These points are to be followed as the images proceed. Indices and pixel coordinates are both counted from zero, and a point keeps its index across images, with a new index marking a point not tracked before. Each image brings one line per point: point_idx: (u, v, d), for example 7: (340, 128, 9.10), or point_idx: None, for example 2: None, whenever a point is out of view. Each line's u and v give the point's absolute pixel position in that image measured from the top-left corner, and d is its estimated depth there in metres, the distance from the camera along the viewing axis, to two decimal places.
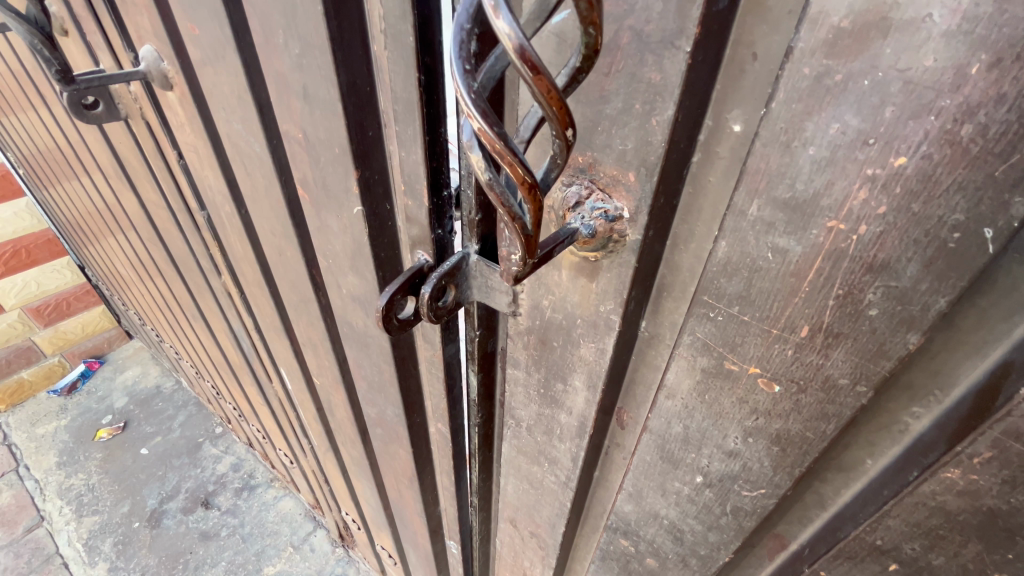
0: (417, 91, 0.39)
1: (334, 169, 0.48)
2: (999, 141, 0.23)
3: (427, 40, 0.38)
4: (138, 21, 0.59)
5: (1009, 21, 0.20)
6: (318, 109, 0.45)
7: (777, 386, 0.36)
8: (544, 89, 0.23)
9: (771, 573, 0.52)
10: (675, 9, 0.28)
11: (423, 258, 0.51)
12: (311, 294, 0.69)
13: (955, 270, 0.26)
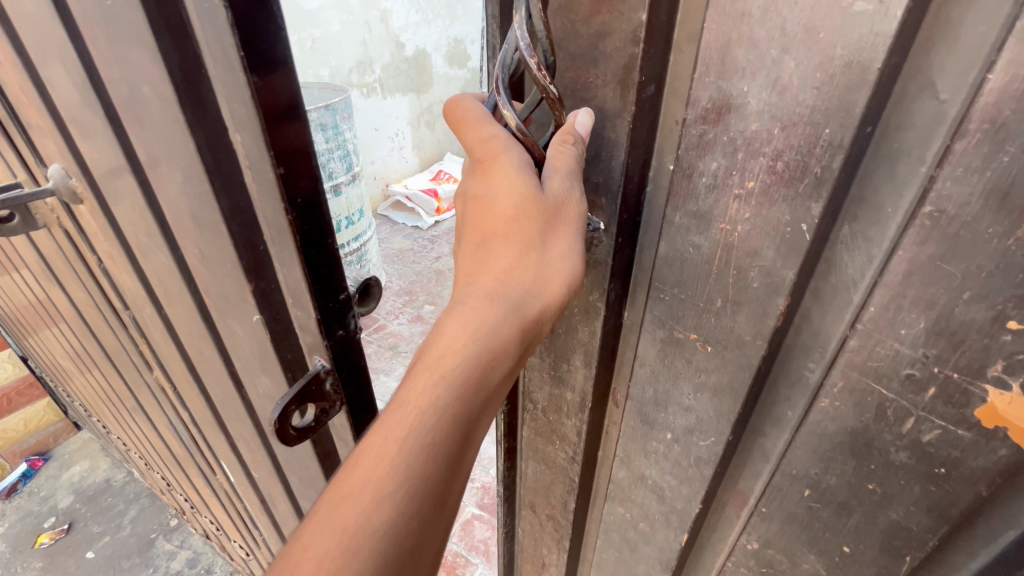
0: (289, 223, 0.57)
1: (230, 278, 0.67)
2: (795, 171, 0.38)
3: (294, 187, 0.55)
4: (47, 146, 0.78)
5: (786, 105, 0.37)
6: (209, 230, 0.63)
7: (709, 346, 0.51)
8: (530, 143, 0.43)
9: (737, 533, 0.62)
10: (620, 92, 0.46)
11: (322, 363, 0.71)
12: (236, 393, 0.89)
13: (795, 251, 0.41)
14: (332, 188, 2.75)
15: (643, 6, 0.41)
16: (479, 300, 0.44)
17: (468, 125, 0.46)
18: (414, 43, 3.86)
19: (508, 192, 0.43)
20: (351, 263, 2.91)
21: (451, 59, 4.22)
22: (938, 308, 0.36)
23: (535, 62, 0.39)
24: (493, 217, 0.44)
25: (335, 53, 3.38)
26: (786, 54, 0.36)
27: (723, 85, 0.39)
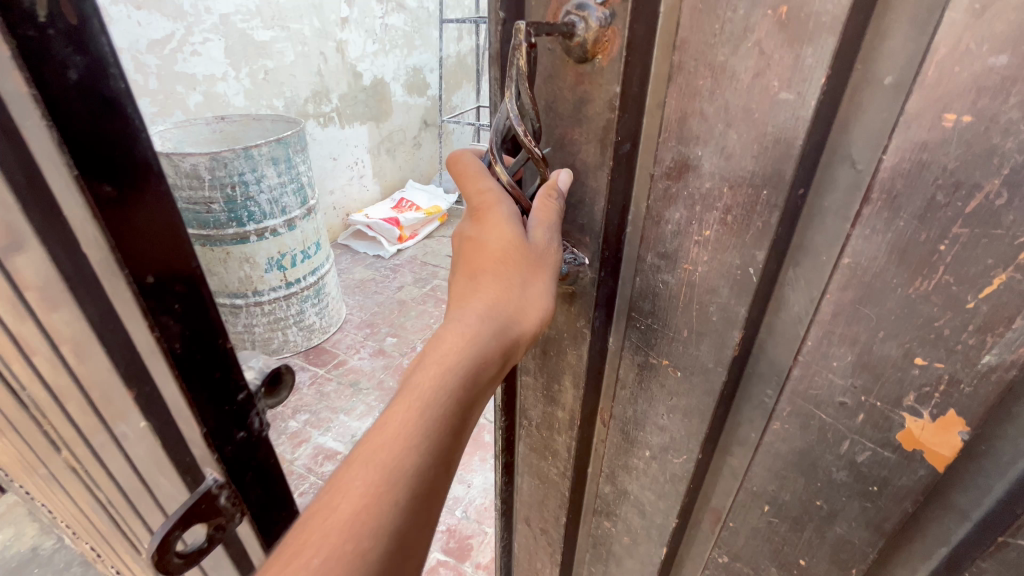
0: (155, 325, 0.59)
1: (110, 376, 0.64)
2: (743, 225, 0.45)
3: (159, 291, 0.58)
4: None
5: (733, 168, 0.44)
6: (78, 330, 0.60)
7: (679, 371, 0.57)
8: (517, 195, 0.51)
9: (711, 548, 0.67)
10: (601, 149, 0.53)
11: (213, 477, 0.73)
12: (120, 490, 0.91)
13: (746, 291, 0.47)
14: (284, 221, 2.50)
15: (616, 81, 0.48)
16: (471, 326, 0.50)
17: (470, 178, 0.53)
18: (371, 72, 3.93)
19: (498, 235, 0.49)
20: (308, 297, 2.70)
21: (410, 88, 4.33)
22: (863, 345, 0.41)
23: (523, 130, 0.47)
24: (483, 255, 0.51)
25: (290, 83, 3.36)
26: (731, 127, 0.42)
27: (682, 150, 0.47)
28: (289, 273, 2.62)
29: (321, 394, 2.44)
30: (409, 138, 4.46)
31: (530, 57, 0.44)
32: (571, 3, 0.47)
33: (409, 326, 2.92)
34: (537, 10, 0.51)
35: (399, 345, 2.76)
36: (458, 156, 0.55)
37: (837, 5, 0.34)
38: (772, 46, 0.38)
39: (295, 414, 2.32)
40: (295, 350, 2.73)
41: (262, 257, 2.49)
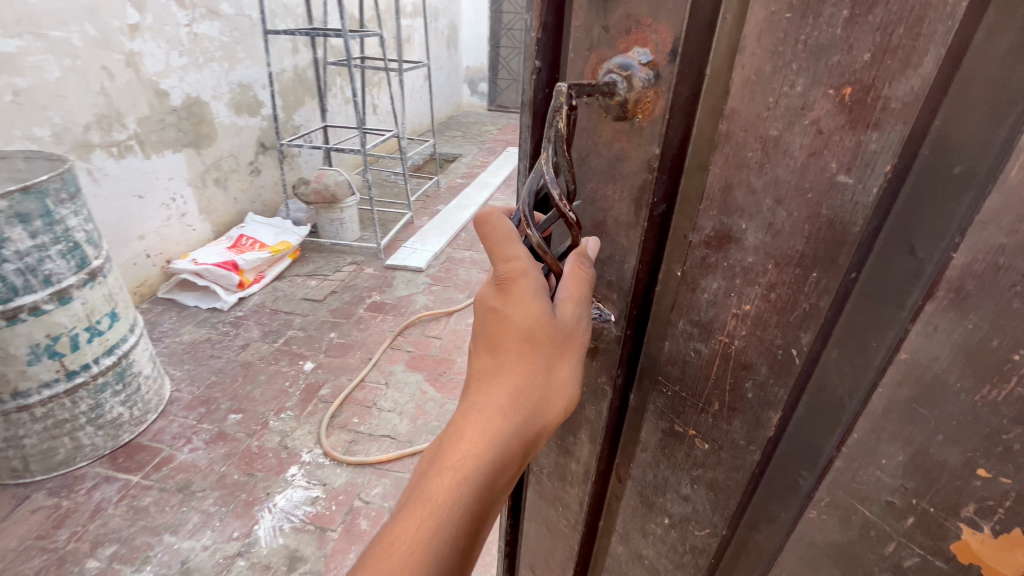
0: None
1: None
2: (789, 305, 0.42)
3: None
4: None
5: (781, 244, 0.41)
6: None
7: (706, 443, 0.54)
8: (547, 257, 0.48)
9: None
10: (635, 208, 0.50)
11: None
12: None
13: (787, 373, 0.45)
14: (50, 294, 1.64)
15: (656, 143, 0.46)
16: (497, 401, 0.47)
17: (495, 247, 0.51)
18: (180, 89, 2.88)
19: (527, 311, 0.47)
20: (106, 384, 1.86)
21: (238, 106, 3.31)
22: (919, 446, 0.38)
23: (558, 192, 0.44)
24: (509, 331, 0.48)
25: (60, 106, 2.29)
26: (781, 204, 0.40)
27: (725, 220, 0.44)
28: (70, 360, 1.75)
29: (135, 516, 1.69)
30: (242, 163, 3.40)
31: (572, 120, 0.43)
32: (612, 61, 0.45)
33: (256, 395, 2.19)
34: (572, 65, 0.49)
35: (242, 424, 2.03)
36: (484, 220, 0.52)
37: (910, 92, 0.32)
38: (832, 126, 0.36)
39: (94, 549, 1.58)
40: (93, 459, 1.88)
41: (18, 348, 1.62)
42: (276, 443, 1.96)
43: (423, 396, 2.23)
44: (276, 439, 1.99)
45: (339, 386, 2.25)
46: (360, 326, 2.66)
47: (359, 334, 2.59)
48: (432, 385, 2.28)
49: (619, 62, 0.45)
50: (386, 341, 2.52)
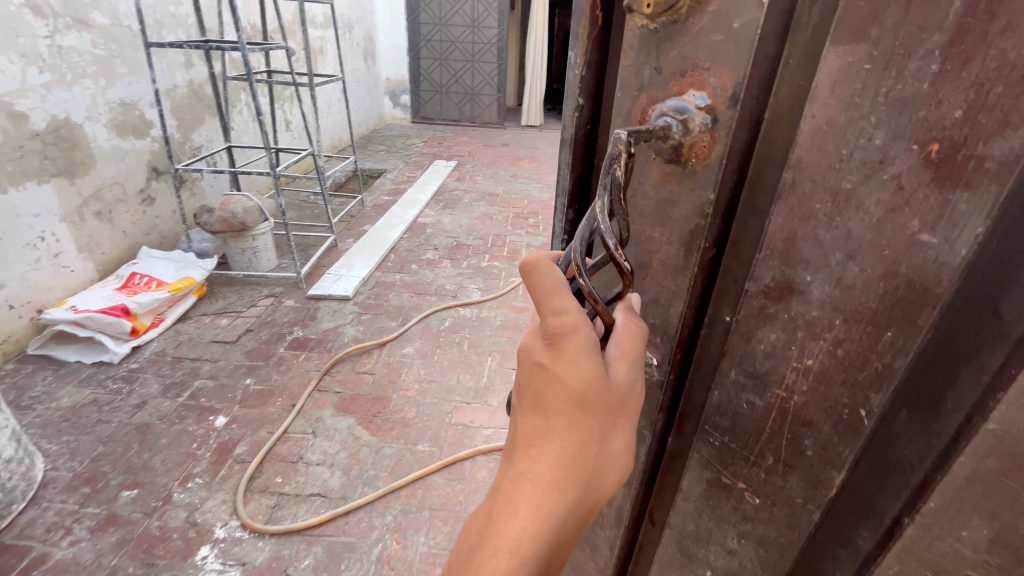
0: None
1: None
2: (859, 362, 0.40)
3: None
4: None
5: (852, 299, 0.39)
6: None
7: (758, 498, 0.51)
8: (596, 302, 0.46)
9: None
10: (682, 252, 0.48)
11: None
12: None
13: (854, 433, 0.42)
14: None
15: (712, 187, 0.44)
16: (549, 468, 0.47)
17: (543, 297, 0.49)
18: (43, 110, 3.11)
19: (578, 372, 0.46)
20: None
21: (122, 129, 3.78)
22: (972, 497, 0.37)
23: (612, 241, 0.42)
24: (558, 390, 0.47)
25: None
26: (852, 259, 0.38)
27: (787, 271, 0.42)
28: None
29: None
30: (131, 195, 3.94)
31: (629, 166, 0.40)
32: (667, 103, 0.43)
33: (156, 464, 2.26)
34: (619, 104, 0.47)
35: (137, 501, 2.07)
36: (530, 269, 0.50)
37: (1009, 151, 0.30)
38: (914, 183, 0.34)
39: None
40: None
41: None
42: (182, 518, 2.01)
43: (355, 442, 2.48)
44: (183, 515, 2.03)
45: (256, 441, 2.44)
46: (280, 368, 3.09)
47: (277, 378, 2.96)
48: (365, 429, 2.56)
49: (675, 104, 0.42)
50: (307, 387, 2.82)
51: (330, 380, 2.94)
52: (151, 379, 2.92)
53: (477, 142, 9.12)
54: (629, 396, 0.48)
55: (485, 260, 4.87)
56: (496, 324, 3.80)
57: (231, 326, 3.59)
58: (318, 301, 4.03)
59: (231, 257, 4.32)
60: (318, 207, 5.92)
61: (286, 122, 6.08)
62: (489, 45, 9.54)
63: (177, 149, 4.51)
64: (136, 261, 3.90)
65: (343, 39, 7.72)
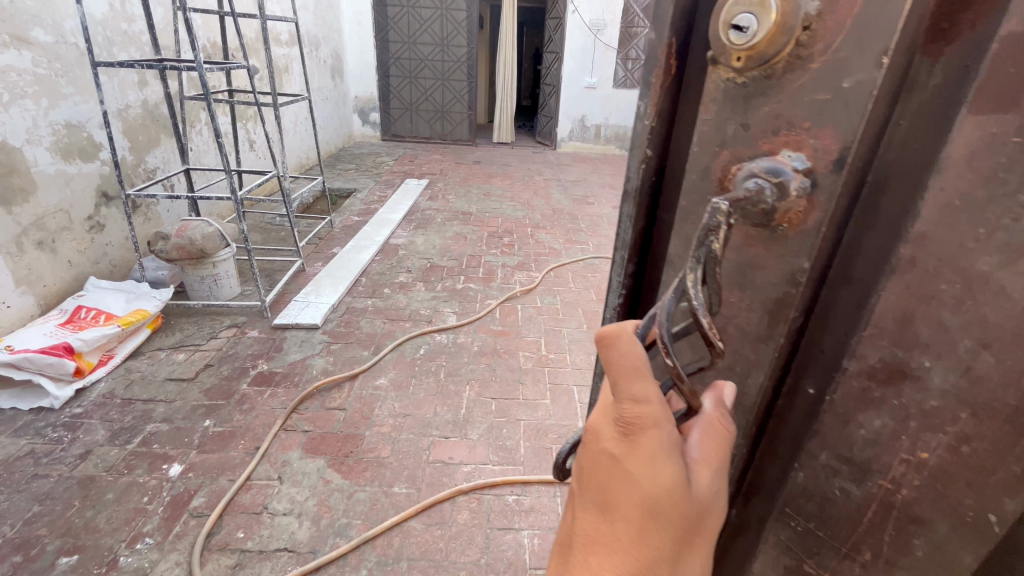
0: None
1: None
2: (981, 463, 0.50)
3: None
4: None
5: (970, 403, 0.49)
6: None
7: (858, 557, 0.60)
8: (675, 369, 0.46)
9: None
10: (769, 319, 0.55)
11: None
12: None
13: (980, 530, 0.52)
14: None
15: (805, 251, 0.50)
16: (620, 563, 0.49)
17: (620, 380, 0.48)
18: None
19: (656, 473, 0.48)
20: None
21: (65, 153, 3.71)
22: None
23: (702, 310, 0.44)
24: (633, 488, 0.48)
25: None
26: (975, 354, 0.48)
27: (893, 360, 0.53)
28: None
29: None
30: (77, 223, 3.84)
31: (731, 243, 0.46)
32: (762, 164, 0.50)
33: (100, 525, 2.35)
34: (701, 155, 0.57)
35: (76, 569, 2.17)
36: (609, 343, 0.48)
37: None
38: None
39: None
40: None
41: None
42: None
43: (325, 486, 2.61)
44: None
45: (215, 491, 2.54)
46: (244, 407, 3.11)
47: (240, 421, 2.98)
48: (336, 473, 2.68)
49: (767, 165, 0.50)
50: (273, 429, 2.91)
51: (297, 419, 3.03)
52: (98, 424, 2.91)
53: (448, 160, 9.11)
54: (705, 493, 0.49)
55: (460, 282, 4.82)
56: (473, 350, 3.79)
57: (189, 361, 3.47)
58: (284, 330, 3.89)
59: (190, 285, 4.09)
60: (284, 229, 5.76)
61: (249, 142, 5.91)
62: (459, 63, 9.60)
63: (129, 172, 4.28)
64: (82, 292, 3.75)
65: (309, 56, 7.60)
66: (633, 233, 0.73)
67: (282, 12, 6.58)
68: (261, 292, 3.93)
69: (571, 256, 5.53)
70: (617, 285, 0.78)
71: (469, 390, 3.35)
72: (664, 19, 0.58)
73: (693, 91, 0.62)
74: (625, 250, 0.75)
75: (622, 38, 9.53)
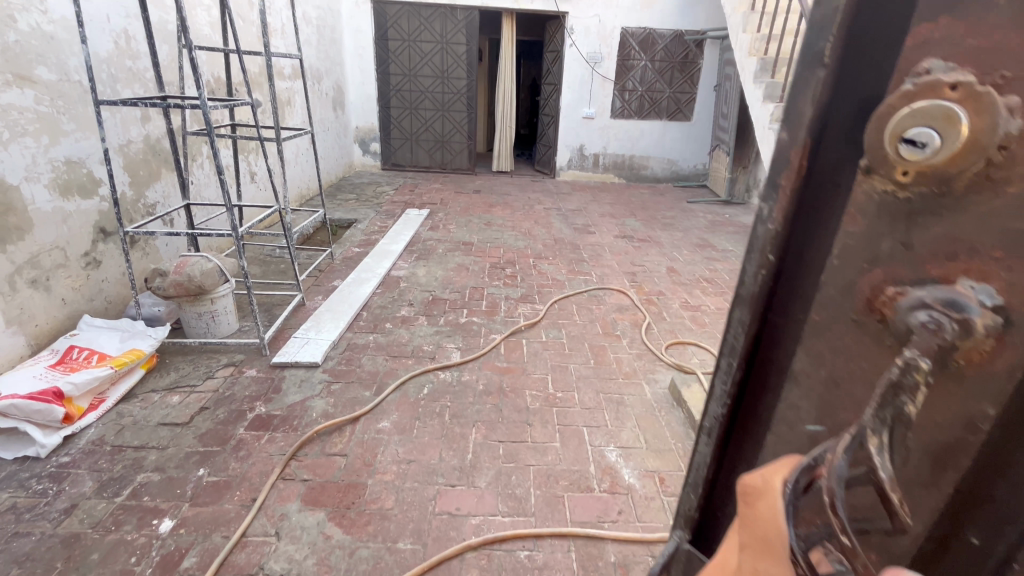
0: None
1: None
2: None
3: None
4: None
5: None
6: None
7: None
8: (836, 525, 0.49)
9: None
10: (933, 458, 0.56)
11: None
12: None
13: None
14: None
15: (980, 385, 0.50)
16: None
17: (765, 537, 0.55)
18: None
19: None
20: None
21: (64, 190, 3.64)
22: None
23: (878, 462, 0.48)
24: None
25: None
26: None
27: None
28: None
29: None
30: (73, 260, 3.75)
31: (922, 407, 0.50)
32: (939, 296, 0.49)
33: None
34: (845, 269, 0.59)
35: None
36: (758, 491, 0.58)
37: None
38: None
39: None
40: None
41: None
42: None
43: (326, 543, 2.46)
44: None
45: (209, 549, 2.39)
46: (240, 454, 2.96)
47: (236, 469, 2.83)
48: (338, 527, 2.53)
49: (943, 294, 0.49)
50: (270, 479, 2.76)
51: (296, 466, 2.89)
52: (86, 475, 2.76)
53: (448, 190, 9.14)
54: None
55: (463, 316, 4.72)
56: (479, 389, 3.67)
57: (184, 404, 3.33)
58: (284, 369, 3.77)
59: (187, 322, 3.98)
60: (284, 261, 5.69)
61: (250, 174, 5.90)
62: (459, 95, 9.75)
63: (129, 207, 4.22)
64: (75, 331, 3.63)
65: (312, 89, 7.69)
66: (744, 342, 0.78)
67: (286, 48, 6.67)
68: (260, 330, 3.83)
69: (575, 287, 5.47)
70: (721, 394, 0.85)
71: (475, 433, 3.22)
72: (801, 125, 0.62)
73: (820, 186, 0.65)
74: (735, 356, 0.80)
75: (618, 70, 9.72)
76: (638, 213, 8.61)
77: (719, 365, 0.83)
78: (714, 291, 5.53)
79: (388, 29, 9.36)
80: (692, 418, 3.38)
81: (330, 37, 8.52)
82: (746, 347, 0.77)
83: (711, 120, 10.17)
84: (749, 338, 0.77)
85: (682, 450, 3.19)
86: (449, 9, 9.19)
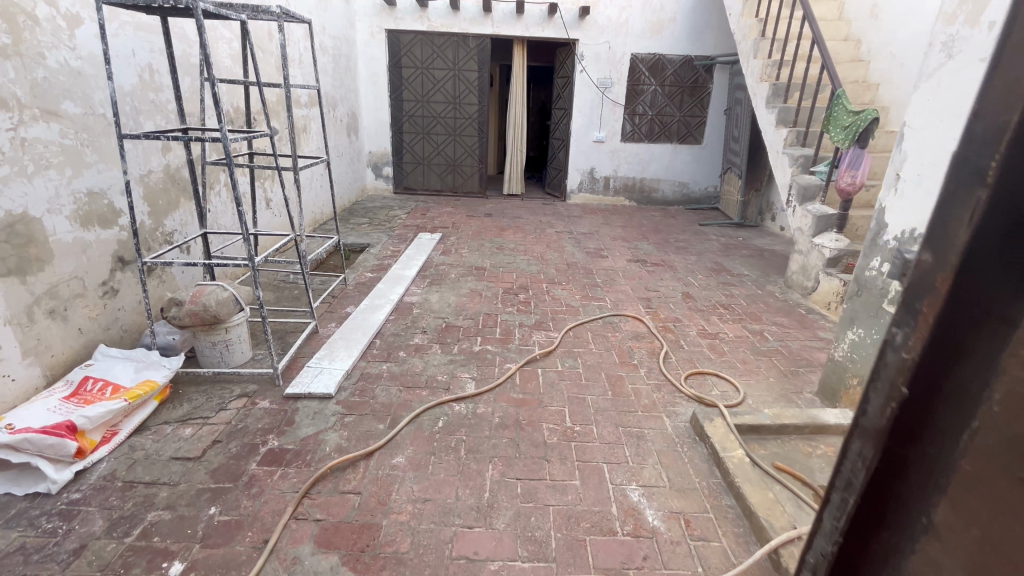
0: None
1: None
2: None
3: None
4: None
5: None
6: None
7: None
8: None
9: None
10: None
11: None
12: None
13: None
14: None
15: None
16: None
17: None
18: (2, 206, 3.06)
19: None
20: None
21: (84, 220, 3.68)
22: None
23: None
24: None
25: None
26: None
27: None
28: None
29: None
30: (92, 290, 3.77)
31: None
32: None
33: None
34: (1016, 419, 0.60)
35: None
36: None
37: None
38: None
39: None
40: None
41: None
42: None
43: None
44: None
45: None
46: (252, 491, 2.89)
47: (248, 508, 2.76)
48: (351, 572, 2.43)
49: None
50: (283, 518, 2.68)
51: (308, 505, 2.81)
52: (97, 513, 2.70)
53: (460, 213, 9.19)
54: None
55: (477, 344, 4.66)
56: (495, 422, 3.58)
57: (197, 437, 3.28)
58: (296, 400, 3.72)
59: (201, 352, 3.97)
60: (298, 287, 5.70)
61: (266, 201, 5.97)
62: (470, 120, 9.88)
63: (147, 236, 4.27)
64: (91, 360, 3.62)
65: (328, 117, 7.84)
66: (863, 476, 0.80)
67: (303, 77, 6.82)
68: (274, 360, 3.80)
69: (589, 314, 5.40)
70: (830, 529, 0.87)
71: (492, 469, 3.13)
72: (950, 274, 0.64)
73: (952, 320, 0.66)
74: (851, 492, 0.82)
75: (629, 95, 9.81)
76: (650, 236, 8.57)
77: (832, 502, 0.85)
78: (731, 318, 5.43)
79: (402, 57, 9.56)
80: (716, 454, 3.26)
81: (345, 66, 8.71)
82: (867, 481, 0.79)
83: (722, 143, 10.18)
84: (870, 473, 0.79)
85: (707, 489, 3.07)
86: (462, 37, 9.37)
